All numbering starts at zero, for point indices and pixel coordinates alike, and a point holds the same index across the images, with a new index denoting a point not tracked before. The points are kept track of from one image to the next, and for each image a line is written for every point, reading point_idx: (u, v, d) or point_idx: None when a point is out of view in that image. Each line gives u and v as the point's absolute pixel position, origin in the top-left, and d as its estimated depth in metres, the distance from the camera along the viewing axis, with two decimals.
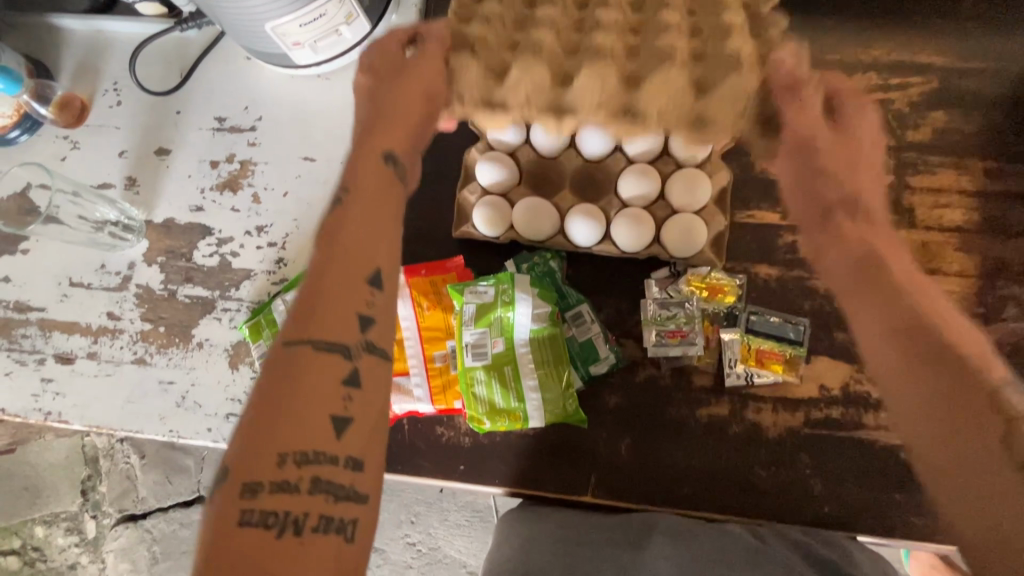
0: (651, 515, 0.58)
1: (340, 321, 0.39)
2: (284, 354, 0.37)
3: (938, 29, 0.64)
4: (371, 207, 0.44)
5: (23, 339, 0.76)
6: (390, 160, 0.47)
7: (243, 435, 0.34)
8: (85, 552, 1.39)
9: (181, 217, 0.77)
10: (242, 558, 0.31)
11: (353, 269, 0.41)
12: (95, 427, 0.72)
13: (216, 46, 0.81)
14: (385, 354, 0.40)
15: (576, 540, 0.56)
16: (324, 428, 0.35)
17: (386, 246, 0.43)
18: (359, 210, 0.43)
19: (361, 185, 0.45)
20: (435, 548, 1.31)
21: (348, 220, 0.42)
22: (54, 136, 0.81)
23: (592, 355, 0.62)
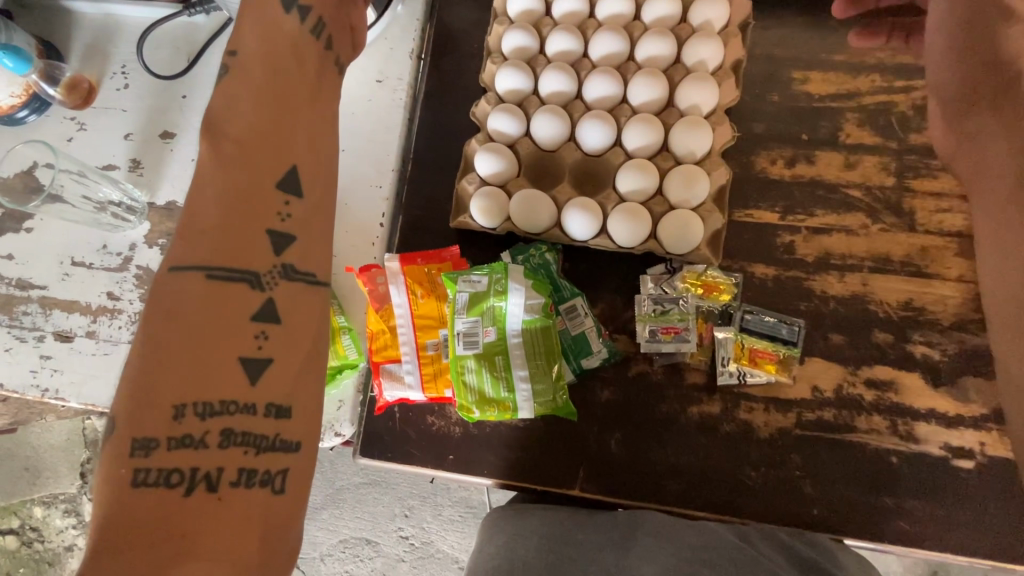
0: (636, 514, 0.57)
1: (246, 253, 0.37)
2: (177, 287, 0.35)
3: None
4: (275, 95, 0.41)
5: (24, 316, 0.77)
6: (304, 16, 0.43)
7: (131, 385, 0.34)
8: (82, 534, 1.41)
9: (183, 201, 0.78)
10: (144, 515, 0.32)
11: (269, 206, 0.38)
12: (91, 405, 0.73)
13: (224, 32, 0.81)
14: (304, 283, 0.39)
15: (562, 539, 0.56)
16: (235, 371, 0.36)
17: (296, 151, 0.41)
18: (259, 102, 0.40)
19: (262, 60, 0.41)
20: (427, 543, 1.31)
21: (248, 115, 0.39)
22: (61, 117, 0.82)
23: (584, 349, 0.62)
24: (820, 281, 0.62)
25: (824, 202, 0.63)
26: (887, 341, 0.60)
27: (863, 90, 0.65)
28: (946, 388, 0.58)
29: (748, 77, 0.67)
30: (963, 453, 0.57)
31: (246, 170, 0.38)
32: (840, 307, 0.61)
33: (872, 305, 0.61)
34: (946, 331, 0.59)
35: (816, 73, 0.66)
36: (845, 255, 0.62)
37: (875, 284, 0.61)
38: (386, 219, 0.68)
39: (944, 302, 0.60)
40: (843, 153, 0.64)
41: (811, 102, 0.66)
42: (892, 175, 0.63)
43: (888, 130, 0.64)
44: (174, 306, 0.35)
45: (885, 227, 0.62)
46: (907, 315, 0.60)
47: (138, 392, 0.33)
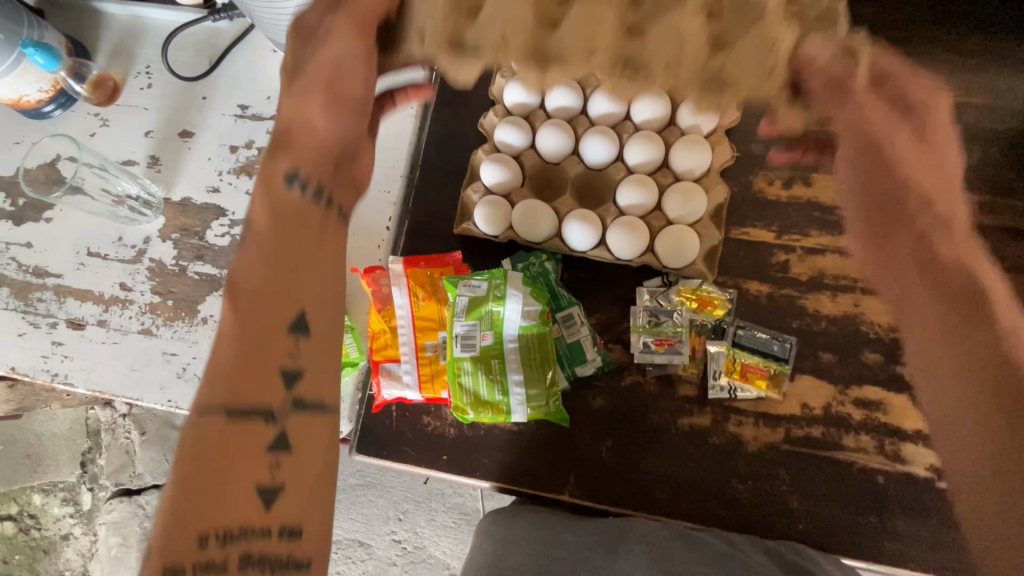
0: (625, 521, 0.58)
1: (261, 381, 0.38)
2: (199, 427, 0.35)
3: (943, 63, 0.66)
4: (286, 231, 0.42)
5: (38, 303, 0.79)
6: (305, 185, 0.43)
7: (163, 510, 0.34)
8: (77, 523, 1.46)
9: (197, 197, 0.80)
10: None
11: (281, 348, 0.39)
12: (98, 391, 0.75)
13: (245, 37, 0.84)
14: (315, 409, 0.40)
15: (551, 542, 0.56)
16: (252, 501, 0.36)
17: (305, 284, 0.41)
18: (270, 249, 0.41)
19: (273, 205, 0.42)
20: (419, 547, 1.32)
21: (264, 258, 0.40)
22: (86, 113, 0.86)
23: (579, 356, 0.63)
24: (813, 300, 0.63)
25: (819, 223, 0.65)
26: (877, 362, 0.61)
27: None
28: None
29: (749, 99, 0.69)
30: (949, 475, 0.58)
31: (266, 298, 0.39)
32: (832, 327, 0.62)
33: (863, 326, 0.62)
34: None
35: None
36: (838, 276, 0.63)
37: (867, 305, 0.62)
38: (392, 223, 0.74)
39: None
40: (839, 176, 0.66)
41: None
42: None
43: None
44: (198, 441, 0.35)
45: None
46: (897, 337, 0.61)
47: (165, 523, 0.33)
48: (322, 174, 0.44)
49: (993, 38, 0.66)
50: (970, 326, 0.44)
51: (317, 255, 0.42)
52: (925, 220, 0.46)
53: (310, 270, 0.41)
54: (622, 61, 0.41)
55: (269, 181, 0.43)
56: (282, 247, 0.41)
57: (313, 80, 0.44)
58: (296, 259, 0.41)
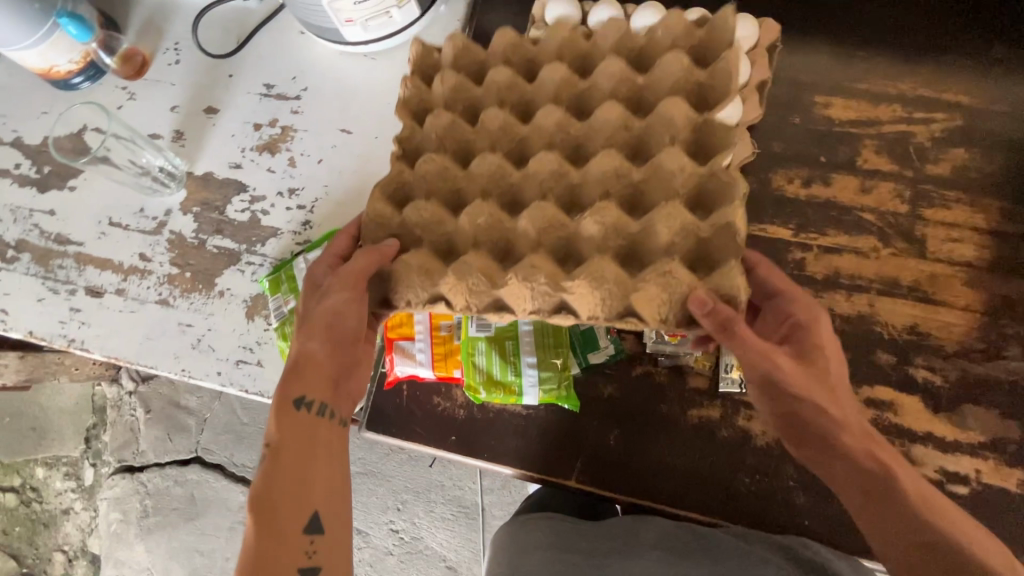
0: (635, 521, 0.63)
1: None
2: None
3: (969, 69, 0.66)
4: (297, 480, 0.48)
5: (58, 270, 0.80)
6: (303, 403, 0.50)
7: None
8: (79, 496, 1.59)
9: (218, 172, 0.81)
10: None
11: (298, 549, 0.47)
12: (113, 359, 0.76)
13: (274, 18, 0.85)
14: None
15: (564, 547, 0.63)
16: None
17: (320, 506, 0.49)
18: (288, 490, 0.48)
19: (284, 439, 0.49)
20: (416, 539, 1.52)
21: (276, 489, 0.47)
22: (114, 86, 0.87)
23: (592, 344, 0.64)
24: (828, 299, 0.63)
25: (836, 223, 0.65)
26: (889, 364, 0.61)
27: (883, 118, 0.67)
28: (945, 413, 0.59)
29: (773, 98, 0.69)
30: (958, 479, 0.57)
31: (292, 479, 0.48)
32: (846, 326, 0.62)
33: (876, 327, 0.62)
34: (948, 358, 0.60)
35: (838, 98, 0.68)
36: (854, 276, 0.63)
37: (881, 306, 0.62)
38: None
39: (948, 329, 0.61)
40: (859, 178, 0.66)
41: (832, 126, 0.68)
42: (905, 203, 0.64)
43: (905, 159, 0.66)
44: (253, 556, 0.46)
45: (895, 252, 0.63)
46: (910, 339, 0.61)
47: None
48: (321, 392, 0.52)
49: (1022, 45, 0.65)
50: (885, 510, 0.43)
51: (331, 452, 0.51)
52: (824, 423, 0.47)
53: (323, 461, 0.51)
54: (563, 255, 0.50)
55: (281, 406, 0.50)
56: (297, 458, 0.49)
57: (315, 329, 0.51)
58: (314, 450, 0.50)
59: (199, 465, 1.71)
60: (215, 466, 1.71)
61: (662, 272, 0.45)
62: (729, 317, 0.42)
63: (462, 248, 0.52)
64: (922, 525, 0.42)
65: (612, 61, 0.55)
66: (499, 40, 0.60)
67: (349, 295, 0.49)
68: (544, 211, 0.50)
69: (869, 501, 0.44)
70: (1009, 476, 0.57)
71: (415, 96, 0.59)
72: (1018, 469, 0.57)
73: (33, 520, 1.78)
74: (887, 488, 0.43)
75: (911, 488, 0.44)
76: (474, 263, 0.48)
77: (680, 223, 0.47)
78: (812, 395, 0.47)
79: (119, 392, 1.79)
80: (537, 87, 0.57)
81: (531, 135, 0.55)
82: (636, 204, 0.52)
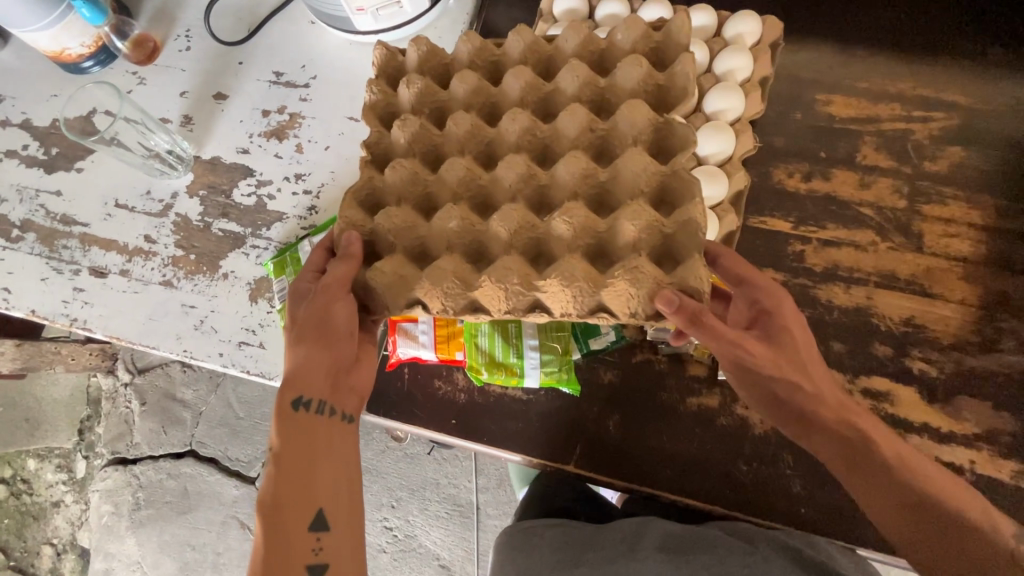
0: (642, 525, 0.66)
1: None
2: None
3: (966, 69, 0.68)
4: (300, 475, 0.47)
5: (63, 250, 0.81)
6: (301, 402, 0.49)
7: None
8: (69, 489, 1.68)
9: (226, 157, 0.81)
10: None
11: (306, 546, 0.46)
12: (115, 339, 0.76)
13: (286, 8, 0.87)
14: None
15: (570, 562, 0.64)
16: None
17: (326, 499, 0.47)
18: (292, 484, 0.47)
19: (284, 445, 0.48)
20: (410, 536, 1.51)
21: (282, 488, 0.46)
22: (124, 71, 0.88)
23: (593, 331, 0.65)
24: (826, 291, 0.64)
25: (835, 217, 0.66)
26: (886, 355, 0.62)
27: (882, 116, 0.68)
28: (941, 405, 0.60)
29: (774, 95, 0.71)
30: (953, 469, 0.58)
31: (292, 491, 0.46)
32: (843, 318, 0.63)
33: (873, 319, 0.63)
34: (944, 350, 0.61)
35: (839, 96, 0.69)
36: (852, 269, 0.64)
37: (879, 298, 0.63)
38: None
39: (944, 322, 0.62)
40: (858, 173, 0.67)
41: (832, 123, 0.69)
42: (903, 199, 0.66)
43: (904, 156, 0.67)
44: (265, 553, 0.46)
45: (892, 246, 0.64)
46: (907, 331, 0.62)
47: None
48: (319, 392, 0.49)
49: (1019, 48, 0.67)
50: (868, 475, 0.45)
51: (332, 457, 0.49)
52: (801, 399, 0.48)
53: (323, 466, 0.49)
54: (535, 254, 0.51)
55: (279, 413, 0.48)
56: (295, 466, 0.47)
57: (306, 331, 0.49)
58: (313, 454, 0.48)
59: (192, 458, 1.71)
60: (209, 460, 1.71)
61: (630, 269, 0.45)
62: (696, 310, 0.42)
63: (435, 252, 0.52)
64: (900, 483, 0.45)
65: (575, 64, 0.54)
66: (463, 45, 0.59)
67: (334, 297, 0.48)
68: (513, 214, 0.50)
69: (850, 467, 0.46)
70: (1004, 467, 0.57)
71: (382, 101, 0.59)
72: (1013, 460, 0.57)
73: (23, 512, 1.77)
74: (863, 451, 0.46)
75: (888, 450, 0.46)
76: (449, 267, 0.48)
77: (646, 220, 0.47)
78: (787, 374, 0.48)
79: (114, 384, 1.79)
80: (502, 92, 0.57)
81: (500, 138, 0.54)
82: (604, 203, 0.52)
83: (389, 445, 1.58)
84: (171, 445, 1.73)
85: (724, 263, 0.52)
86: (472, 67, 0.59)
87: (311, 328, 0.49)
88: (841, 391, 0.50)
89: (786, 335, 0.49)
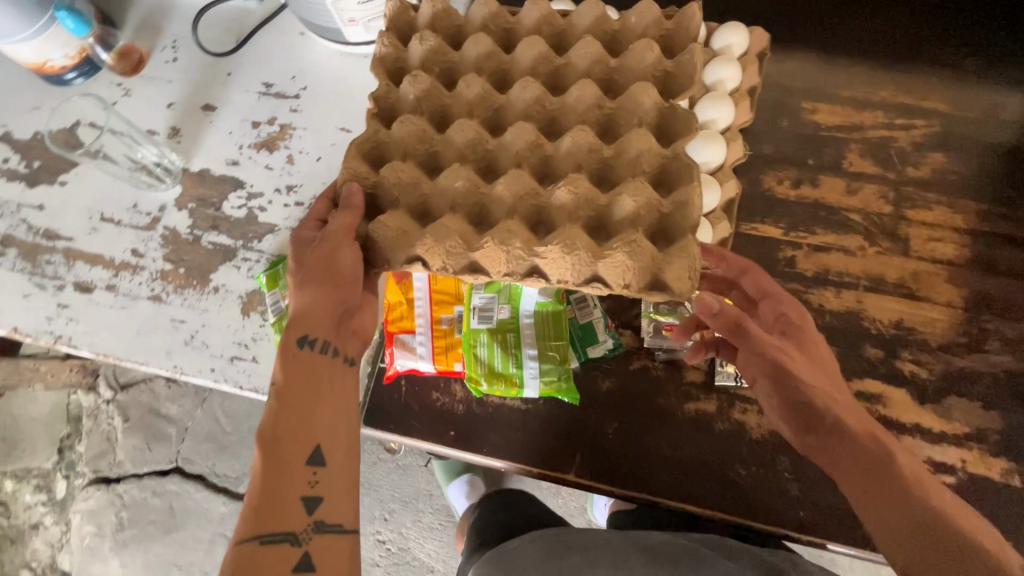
0: (623, 535, 0.70)
1: (287, 509, 0.45)
2: (239, 547, 0.42)
3: (945, 78, 0.70)
4: (302, 406, 0.48)
5: (46, 265, 0.79)
6: (307, 340, 0.50)
7: None
8: (51, 510, 1.67)
9: (215, 169, 0.80)
10: None
11: (302, 476, 0.46)
12: (102, 356, 0.74)
13: (274, 19, 0.86)
14: (337, 531, 0.46)
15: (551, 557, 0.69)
16: (300, 510, 0.45)
17: (324, 432, 0.47)
18: (295, 412, 0.47)
19: (289, 379, 0.48)
20: (403, 550, 1.49)
21: (286, 417, 0.47)
22: (109, 82, 0.87)
23: (591, 338, 0.65)
24: (817, 295, 0.65)
25: (824, 222, 0.68)
26: (877, 357, 0.63)
27: (866, 124, 0.70)
28: (931, 405, 0.61)
29: (762, 103, 0.72)
30: (945, 468, 0.59)
31: (294, 421, 0.47)
32: (835, 321, 0.64)
33: (864, 321, 0.64)
34: (933, 351, 0.62)
35: (824, 104, 0.71)
36: (842, 273, 0.66)
37: (869, 302, 0.64)
38: None
39: (933, 324, 0.63)
40: (845, 179, 0.69)
41: (818, 131, 0.70)
42: (889, 204, 0.67)
43: (889, 163, 0.68)
44: (263, 482, 0.45)
45: (880, 250, 0.66)
46: (897, 333, 0.63)
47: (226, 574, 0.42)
48: (326, 331, 0.50)
49: (994, 56, 0.69)
50: (880, 485, 0.42)
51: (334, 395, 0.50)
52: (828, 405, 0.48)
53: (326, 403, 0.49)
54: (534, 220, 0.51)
55: (287, 350, 0.49)
56: (298, 398, 0.48)
57: (312, 274, 0.50)
58: (316, 389, 0.49)
59: (178, 476, 1.67)
60: (196, 476, 1.67)
61: (630, 242, 0.46)
62: (734, 315, 0.50)
63: (437, 211, 0.52)
64: (917, 502, 0.40)
65: (589, 40, 0.56)
66: (479, 10, 0.60)
67: (343, 231, 0.49)
68: (520, 177, 0.50)
69: (863, 476, 0.43)
70: (994, 465, 0.59)
71: (392, 54, 0.59)
72: (1002, 458, 0.59)
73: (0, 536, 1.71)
74: (883, 461, 0.43)
75: (909, 470, 0.43)
76: (451, 226, 0.48)
77: (645, 198, 0.48)
78: (810, 371, 0.50)
79: (96, 400, 1.73)
80: (513, 61, 0.58)
81: (508, 105, 0.55)
82: (605, 176, 0.53)
83: (378, 458, 1.59)
84: (155, 462, 1.68)
85: (747, 283, 0.58)
86: (485, 30, 0.60)
87: (320, 267, 0.50)
88: (864, 413, 0.48)
89: (814, 345, 0.53)
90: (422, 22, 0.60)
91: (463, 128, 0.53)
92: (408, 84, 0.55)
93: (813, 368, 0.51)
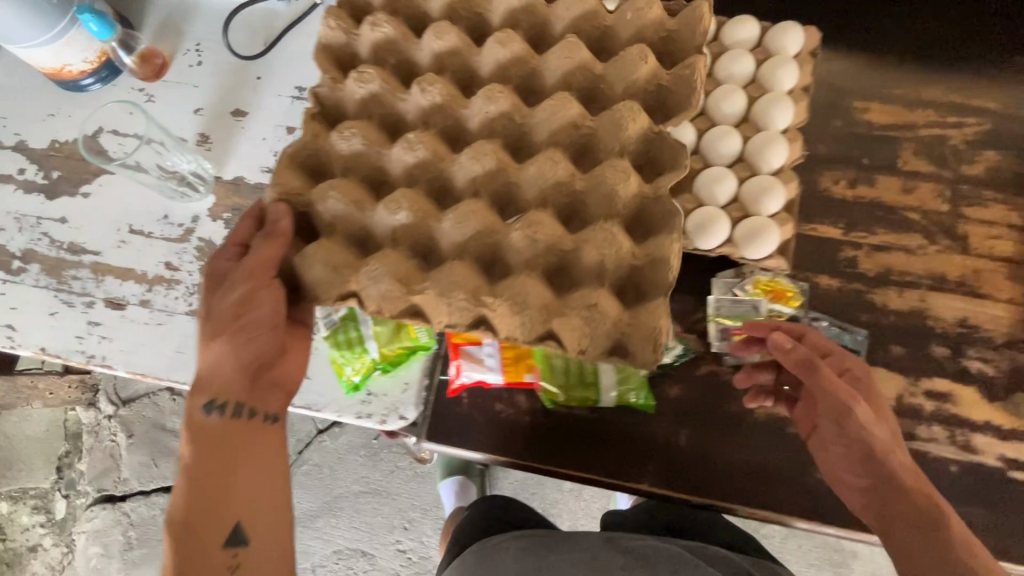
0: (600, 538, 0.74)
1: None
2: None
3: (996, 75, 0.70)
4: (217, 478, 0.49)
5: (73, 281, 0.75)
6: (211, 407, 0.50)
7: None
8: (51, 531, 1.63)
9: (251, 178, 0.77)
10: None
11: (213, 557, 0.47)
12: (140, 375, 0.71)
13: (304, 21, 0.83)
14: None
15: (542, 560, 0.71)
16: None
17: (264, 504, 0.51)
18: (213, 481, 0.48)
19: (199, 443, 0.49)
20: (423, 557, 1.57)
21: (198, 491, 0.48)
22: (130, 87, 0.82)
23: (662, 346, 0.63)
24: (881, 295, 0.65)
25: (883, 222, 0.67)
26: (944, 356, 0.63)
27: (919, 122, 0.70)
28: (1000, 402, 0.61)
29: (814, 102, 0.72)
30: (1017, 465, 0.59)
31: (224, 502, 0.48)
32: (900, 321, 0.64)
33: (929, 321, 0.64)
34: (998, 348, 0.63)
35: (876, 103, 0.71)
36: (904, 272, 0.66)
37: (933, 301, 0.64)
38: None
39: (996, 321, 0.63)
40: (901, 178, 0.69)
41: (871, 130, 0.70)
42: (946, 203, 0.67)
43: (944, 161, 0.69)
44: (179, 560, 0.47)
45: (940, 249, 0.66)
46: (962, 331, 0.63)
47: None
48: (236, 394, 0.51)
49: None
50: (931, 545, 0.47)
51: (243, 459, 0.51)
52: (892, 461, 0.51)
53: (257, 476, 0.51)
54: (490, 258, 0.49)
55: (191, 417, 0.50)
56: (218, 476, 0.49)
57: (222, 324, 0.49)
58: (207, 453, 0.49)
59: None
60: None
61: (588, 306, 0.44)
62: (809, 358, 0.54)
63: (376, 245, 0.50)
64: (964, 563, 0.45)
65: (567, 44, 0.51)
66: None
67: (253, 286, 0.48)
68: (475, 212, 0.48)
69: (915, 531, 0.48)
70: None
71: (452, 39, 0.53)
72: None
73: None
74: (937, 525, 0.47)
75: (958, 534, 0.47)
76: (382, 267, 0.46)
77: (615, 252, 0.46)
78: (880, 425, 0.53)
79: (97, 417, 1.66)
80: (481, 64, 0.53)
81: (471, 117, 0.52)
82: (575, 213, 0.51)
83: (400, 464, 1.61)
84: (161, 479, 1.61)
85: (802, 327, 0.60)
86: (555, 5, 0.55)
87: (226, 315, 0.49)
88: (915, 467, 0.52)
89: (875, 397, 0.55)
90: (435, 14, 0.55)
91: (412, 147, 0.50)
92: (355, 82, 0.52)
93: (879, 420, 0.53)
